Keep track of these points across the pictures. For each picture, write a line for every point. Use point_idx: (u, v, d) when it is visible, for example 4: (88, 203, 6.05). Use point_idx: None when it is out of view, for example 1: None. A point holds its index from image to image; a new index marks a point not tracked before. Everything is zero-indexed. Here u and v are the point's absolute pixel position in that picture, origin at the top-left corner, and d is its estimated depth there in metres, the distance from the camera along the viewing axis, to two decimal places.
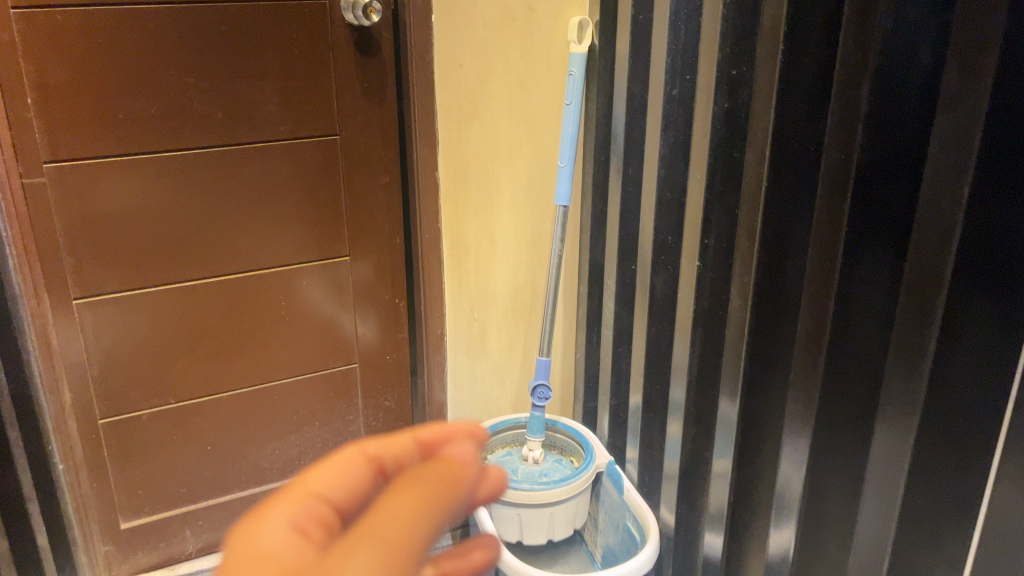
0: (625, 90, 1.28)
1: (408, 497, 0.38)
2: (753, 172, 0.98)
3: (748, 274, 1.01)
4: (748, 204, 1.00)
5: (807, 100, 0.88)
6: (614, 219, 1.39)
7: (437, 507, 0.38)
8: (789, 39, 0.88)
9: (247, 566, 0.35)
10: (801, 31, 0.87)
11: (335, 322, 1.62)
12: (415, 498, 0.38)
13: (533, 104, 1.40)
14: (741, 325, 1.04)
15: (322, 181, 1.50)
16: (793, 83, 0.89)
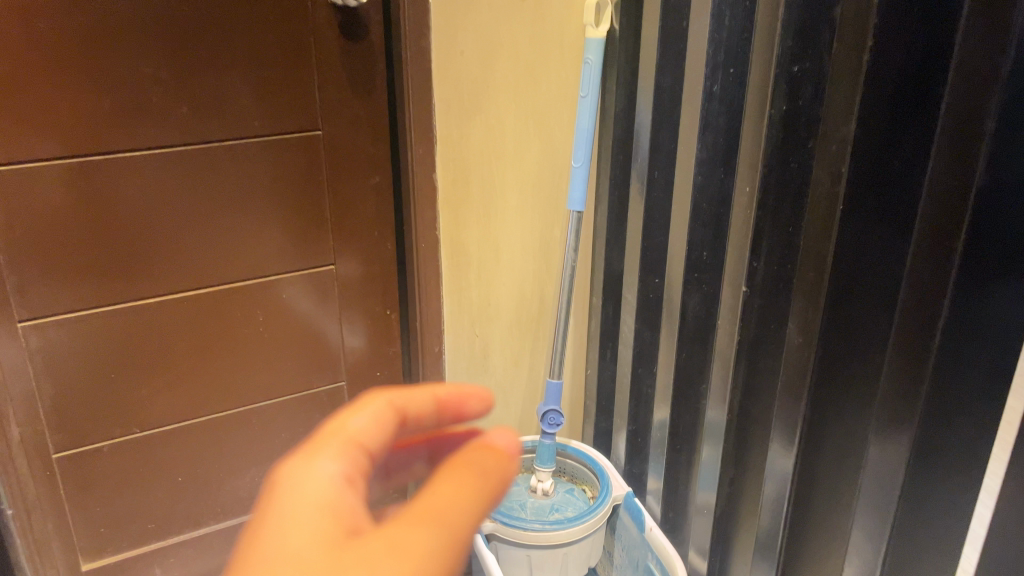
0: (652, 83, 1.12)
1: (461, 482, 0.51)
2: (822, 190, 0.83)
3: (812, 309, 0.87)
4: (813, 228, 0.85)
5: (897, 117, 0.75)
6: (636, 227, 1.24)
7: (483, 495, 0.51)
8: (878, 44, 0.74)
9: (313, 500, 0.48)
10: (893, 33, 0.73)
11: (319, 337, 1.46)
12: (465, 487, 0.51)
13: (543, 97, 1.24)
14: (800, 366, 0.90)
15: (304, 182, 1.33)
16: (879, 96, 0.75)
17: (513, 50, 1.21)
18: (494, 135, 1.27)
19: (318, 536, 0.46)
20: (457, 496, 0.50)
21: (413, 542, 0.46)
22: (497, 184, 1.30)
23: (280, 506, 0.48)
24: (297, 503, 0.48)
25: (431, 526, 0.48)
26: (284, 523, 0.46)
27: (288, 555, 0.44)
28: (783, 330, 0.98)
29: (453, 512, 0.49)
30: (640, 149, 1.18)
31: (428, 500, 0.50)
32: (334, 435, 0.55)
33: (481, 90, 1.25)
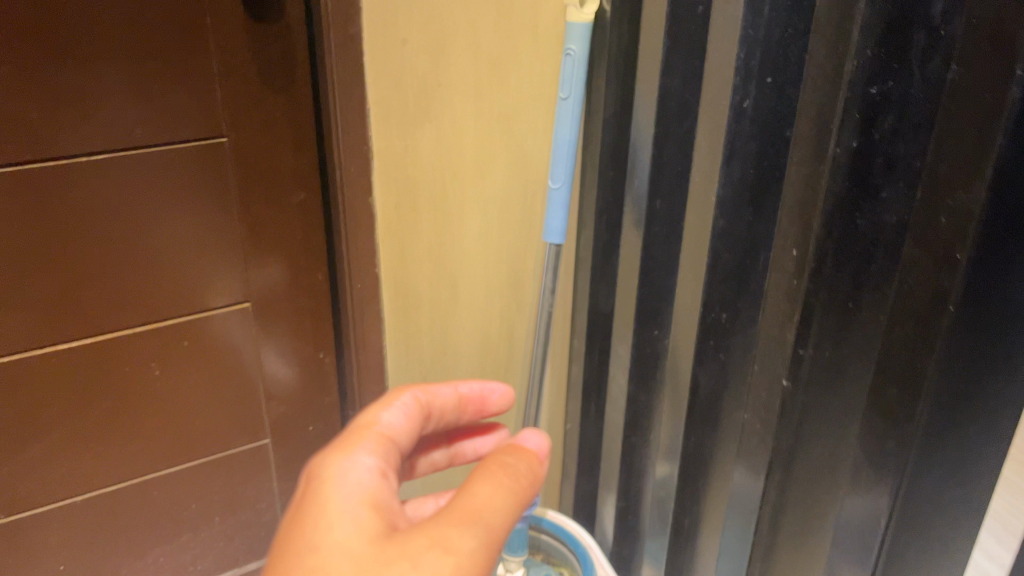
0: (655, 86, 0.85)
1: (493, 481, 0.57)
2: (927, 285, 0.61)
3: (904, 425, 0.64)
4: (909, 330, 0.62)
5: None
6: (628, 265, 0.98)
7: (509, 500, 0.57)
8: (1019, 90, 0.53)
9: (359, 476, 0.56)
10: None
11: (237, 389, 1.19)
12: (496, 486, 0.57)
13: (512, 98, 0.96)
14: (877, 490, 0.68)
15: (207, 202, 1.05)
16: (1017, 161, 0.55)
17: (473, 34, 0.92)
18: (446, 145, 0.98)
19: (365, 535, 0.52)
20: (489, 499, 0.55)
21: (451, 547, 0.51)
22: (453, 205, 1.01)
23: (328, 499, 0.54)
24: (341, 491, 0.55)
25: (469, 527, 0.53)
26: (332, 516, 0.53)
27: (341, 550, 0.51)
28: (834, 436, 0.73)
29: (487, 511, 0.55)
30: (636, 169, 0.92)
31: (466, 503, 0.55)
32: (369, 429, 0.61)
33: (428, 87, 0.94)
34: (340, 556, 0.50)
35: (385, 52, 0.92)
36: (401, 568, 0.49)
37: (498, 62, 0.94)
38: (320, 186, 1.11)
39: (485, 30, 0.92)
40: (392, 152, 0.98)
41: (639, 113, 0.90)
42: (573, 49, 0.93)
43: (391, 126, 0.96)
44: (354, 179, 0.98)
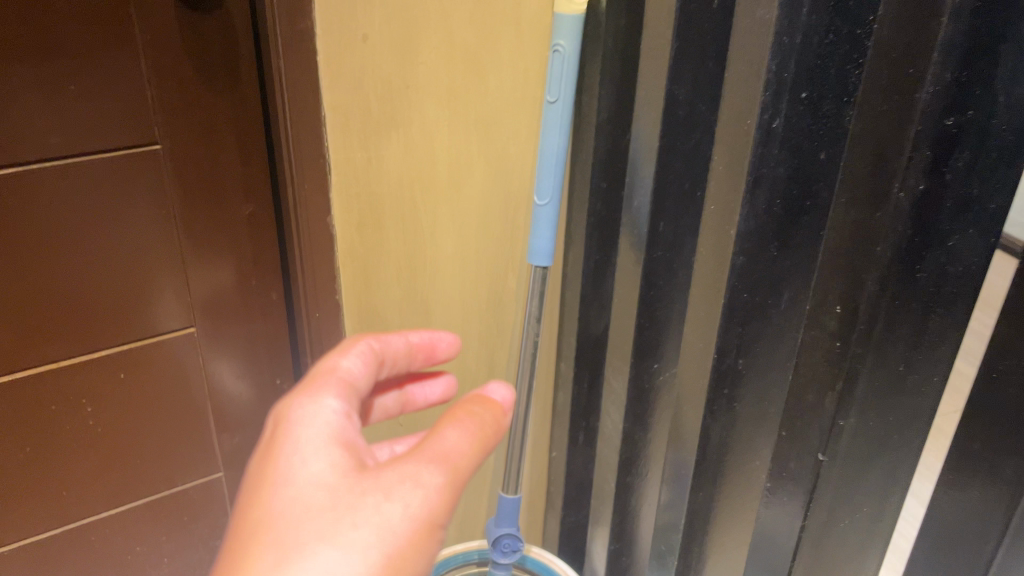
0: (659, 94, 0.73)
1: (464, 422, 0.53)
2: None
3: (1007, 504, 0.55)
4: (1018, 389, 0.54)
5: None
6: (624, 291, 0.86)
7: (480, 441, 0.53)
8: None
9: (325, 415, 0.50)
10: None
11: (182, 422, 1.05)
12: (468, 428, 0.53)
13: (493, 101, 0.83)
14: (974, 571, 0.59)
15: (138, 218, 0.91)
16: None
17: (446, 29, 0.78)
18: (416, 155, 0.85)
19: (336, 472, 0.47)
20: (461, 437, 0.52)
21: (426, 482, 0.48)
22: (426, 221, 0.89)
23: (292, 438, 0.48)
24: (304, 429, 0.49)
25: (443, 464, 0.49)
26: (298, 456, 0.47)
27: (312, 489, 0.46)
28: (872, 502, 0.65)
29: (459, 451, 0.51)
30: (635, 185, 0.80)
31: (438, 442, 0.51)
32: (325, 374, 0.54)
33: (393, 90, 0.81)
34: (308, 495, 0.45)
35: (340, 51, 0.78)
36: (377, 503, 0.46)
37: (477, 60, 0.81)
38: (271, 196, 0.97)
39: (462, 24, 0.78)
40: (351, 164, 0.85)
41: (638, 122, 0.78)
42: (563, 45, 0.80)
43: (349, 135, 0.83)
44: (306, 196, 0.86)
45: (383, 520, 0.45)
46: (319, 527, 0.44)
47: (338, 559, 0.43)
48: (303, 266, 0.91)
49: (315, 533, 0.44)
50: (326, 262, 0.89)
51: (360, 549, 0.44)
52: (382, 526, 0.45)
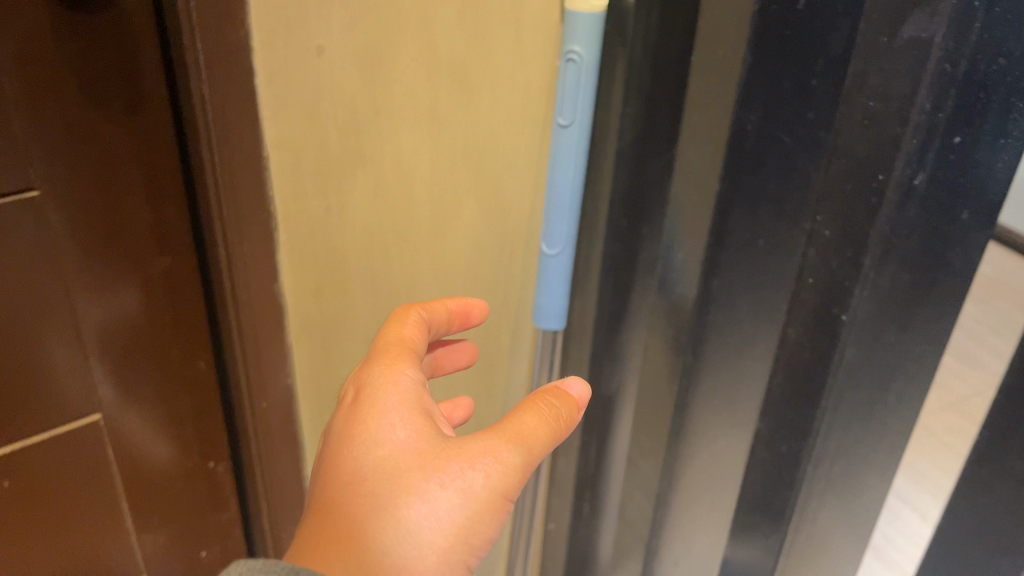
0: (722, 123, 0.56)
1: (541, 412, 0.54)
2: None
3: None
4: None
5: None
6: (659, 353, 0.70)
7: (554, 429, 0.53)
8: None
9: (404, 387, 0.55)
10: None
11: (86, 525, 0.84)
12: (546, 417, 0.54)
13: (485, 125, 0.64)
14: None
15: (18, 286, 0.68)
16: None
17: (428, 37, 0.59)
18: (387, 199, 0.65)
19: (421, 440, 0.51)
20: (539, 423, 0.53)
21: (505, 458, 0.50)
22: (397, 278, 0.70)
23: (382, 406, 0.53)
24: (391, 401, 0.53)
25: (519, 442, 0.51)
26: (390, 415, 0.52)
27: (403, 449, 0.50)
28: None
29: (535, 433, 0.52)
30: (679, 232, 0.63)
31: (514, 422, 0.52)
32: (399, 348, 0.58)
33: (357, 120, 0.60)
34: (400, 455, 0.50)
35: (286, 69, 0.57)
36: (460, 468, 0.49)
37: (466, 76, 0.62)
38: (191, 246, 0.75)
39: (448, 30, 0.59)
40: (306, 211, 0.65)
41: (686, 153, 0.61)
42: (580, 53, 0.61)
43: (303, 177, 0.62)
44: (249, 257, 0.65)
45: (464, 484, 0.49)
46: (410, 481, 0.48)
47: (429, 506, 0.48)
48: (242, 349, 0.69)
49: (408, 488, 0.48)
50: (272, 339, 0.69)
51: (446, 503, 0.48)
52: (465, 490, 0.48)
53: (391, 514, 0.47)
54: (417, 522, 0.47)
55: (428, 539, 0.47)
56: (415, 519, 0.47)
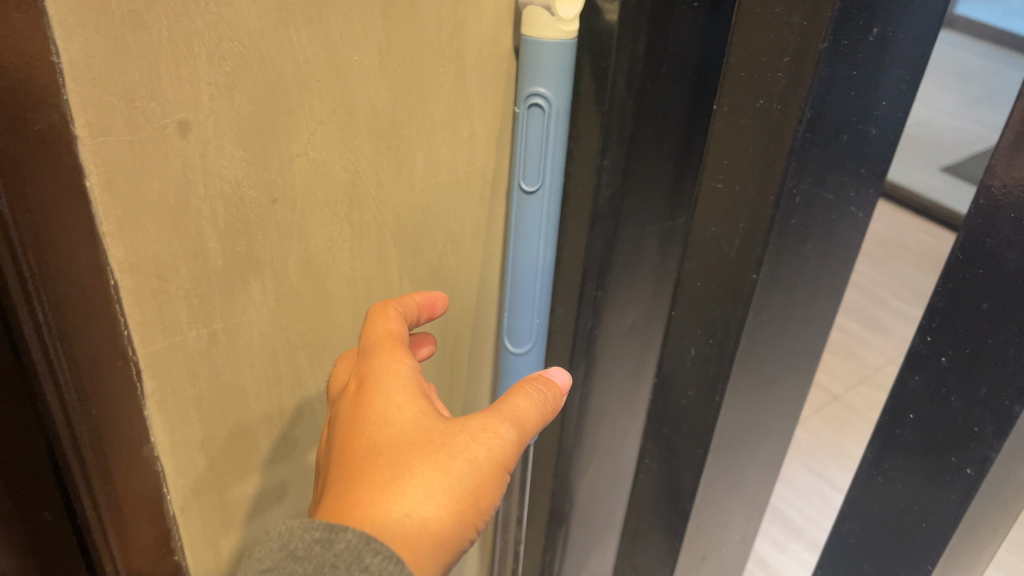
0: (764, 196, 0.41)
1: (544, 389, 0.43)
2: None
3: None
4: None
5: None
6: (653, 463, 0.55)
7: (554, 406, 0.43)
8: None
9: (406, 356, 0.42)
10: None
11: None
12: (550, 395, 0.43)
13: (419, 197, 0.49)
14: None
15: None
16: None
17: (342, 93, 0.42)
18: (296, 309, 0.47)
19: (425, 413, 0.40)
20: (538, 401, 0.42)
21: (510, 434, 0.39)
22: (314, 399, 0.53)
23: (381, 376, 0.41)
24: (392, 371, 0.41)
25: (522, 422, 0.40)
26: (391, 384, 0.40)
27: (406, 417, 0.39)
28: None
29: (536, 416, 0.41)
30: (691, 326, 0.48)
31: (509, 399, 0.41)
32: (384, 310, 0.45)
33: (248, 215, 0.42)
34: (403, 423, 0.39)
35: (131, 162, 0.37)
36: (469, 439, 0.38)
37: (394, 137, 0.45)
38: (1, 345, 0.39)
39: (369, 81, 0.42)
40: (186, 352, 0.44)
41: (703, 229, 0.45)
42: (547, 98, 0.46)
43: (176, 307, 0.42)
44: (104, 429, 0.42)
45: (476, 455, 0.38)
46: (419, 452, 0.38)
47: (442, 480, 0.37)
48: (121, 562, 0.46)
49: (416, 457, 0.37)
50: (146, 529, 0.47)
51: (460, 478, 0.37)
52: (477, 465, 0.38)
53: (401, 487, 0.36)
54: (432, 498, 0.37)
55: (445, 516, 0.37)
56: (429, 492, 0.37)
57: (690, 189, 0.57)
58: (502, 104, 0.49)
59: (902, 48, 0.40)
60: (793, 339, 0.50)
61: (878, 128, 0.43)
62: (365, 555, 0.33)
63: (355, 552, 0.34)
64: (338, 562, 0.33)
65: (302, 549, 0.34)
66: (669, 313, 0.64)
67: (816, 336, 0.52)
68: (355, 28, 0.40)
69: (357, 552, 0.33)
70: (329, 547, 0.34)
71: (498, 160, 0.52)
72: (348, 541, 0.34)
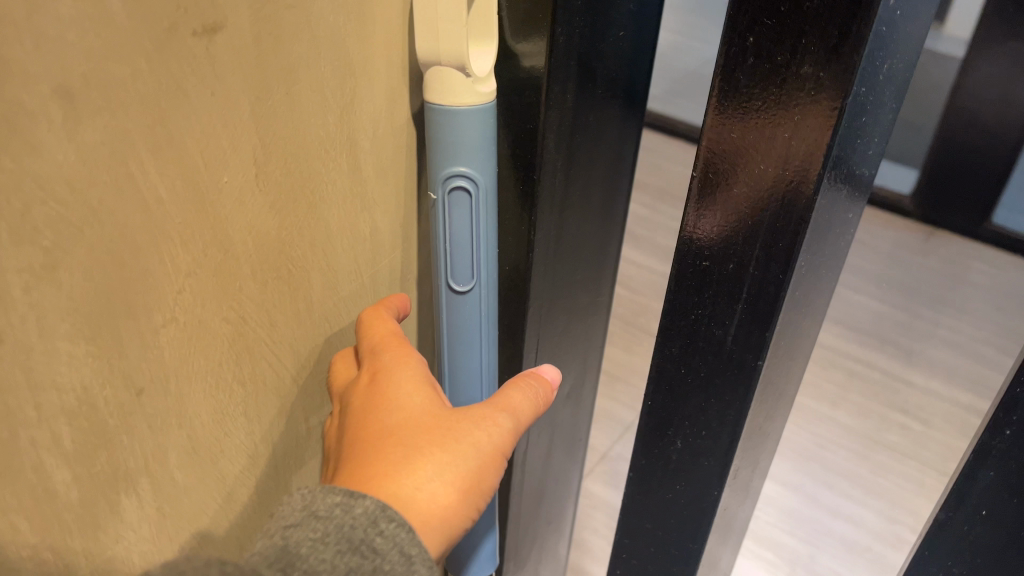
0: (766, 272, 0.34)
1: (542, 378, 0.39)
2: None
3: None
4: None
5: None
6: (634, 557, 0.48)
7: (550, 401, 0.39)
8: None
9: (403, 343, 0.37)
10: None
11: None
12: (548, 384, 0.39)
13: (320, 323, 0.38)
14: None
15: None
16: None
17: (211, 229, 0.30)
18: (186, 504, 0.35)
19: (431, 399, 0.35)
20: (538, 397, 0.38)
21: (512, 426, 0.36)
22: None
23: (382, 363, 0.36)
24: (395, 358, 0.36)
25: (523, 416, 0.37)
26: (399, 368, 0.36)
27: (416, 400, 0.35)
28: None
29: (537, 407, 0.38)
30: (675, 416, 0.41)
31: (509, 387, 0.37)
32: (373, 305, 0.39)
33: (107, 423, 0.29)
34: (413, 405, 0.35)
35: None
36: (474, 427, 0.35)
37: (283, 260, 0.34)
38: None
39: (244, 203, 0.31)
40: None
41: (686, 311, 0.37)
42: (472, 178, 0.36)
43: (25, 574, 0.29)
44: None
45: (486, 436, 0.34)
46: (430, 433, 0.34)
47: (449, 463, 0.33)
48: None
49: (427, 439, 0.34)
50: None
51: (470, 459, 0.34)
52: (488, 450, 0.34)
53: (413, 465, 0.33)
54: (445, 478, 0.33)
55: (455, 498, 0.33)
56: (440, 472, 0.33)
57: (616, 231, 0.49)
58: (404, 186, 0.39)
59: (899, 76, 0.33)
60: (778, 401, 0.44)
61: (868, 167, 0.36)
62: (382, 521, 0.30)
63: (373, 518, 0.30)
64: (355, 527, 0.29)
65: (320, 511, 0.30)
66: (598, 367, 0.57)
67: (794, 387, 0.46)
68: (219, 140, 0.28)
69: (375, 518, 0.30)
70: (347, 511, 0.30)
71: (405, 252, 0.41)
72: (366, 507, 0.30)
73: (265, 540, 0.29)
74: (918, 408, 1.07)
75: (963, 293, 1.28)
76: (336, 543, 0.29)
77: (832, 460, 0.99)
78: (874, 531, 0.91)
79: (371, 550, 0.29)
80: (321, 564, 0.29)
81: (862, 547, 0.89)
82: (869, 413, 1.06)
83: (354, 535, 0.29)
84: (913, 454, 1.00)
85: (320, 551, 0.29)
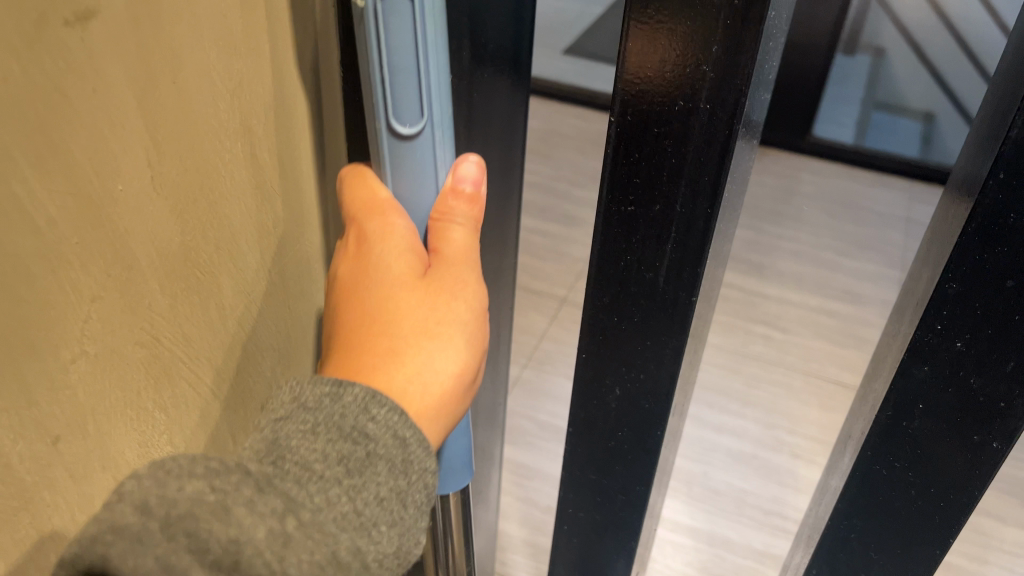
0: (702, 209, 0.34)
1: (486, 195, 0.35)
2: None
3: None
4: None
5: None
6: (581, 511, 0.49)
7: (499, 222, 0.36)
8: None
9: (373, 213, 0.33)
10: None
11: None
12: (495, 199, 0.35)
13: (236, 330, 0.34)
14: None
15: None
16: None
17: (113, 244, 0.26)
18: None
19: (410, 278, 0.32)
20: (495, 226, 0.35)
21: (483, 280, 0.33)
22: None
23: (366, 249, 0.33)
24: (375, 239, 0.33)
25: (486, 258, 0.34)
26: (378, 253, 0.33)
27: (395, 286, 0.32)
28: None
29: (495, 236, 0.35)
30: (612, 364, 0.41)
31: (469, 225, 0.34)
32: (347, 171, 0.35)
33: (24, 481, 0.26)
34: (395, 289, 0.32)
35: None
36: (453, 302, 0.32)
37: (190, 268, 0.30)
38: None
39: (144, 212, 0.27)
40: None
41: (614, 258, 0.37)
42: None
43: None
44: None
45: (469, 306, 0.32)
46: (416, 324, 0.31)
47: (445, 351, 0.32)
48: None
49: (415, 329, 0.31)
50: None
51: (462, 338, 0.32)
52: (470, 312, 0.33)
53: (414, 369, 0.31)
54: (447, 366, 0.31)
55: (456, 383, 0.32)
56: (441, 364, 0.31)
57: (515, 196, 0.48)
58: (302, 171, 0.36)
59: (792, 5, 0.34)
60: (700, 335, 0.44)
61: (765, 98, 0.37)
62: (373, 407, 0.29)
63: (363, 405, 0.29)
64: (346, 415, 0.29)
65: (309, 402, 0.29)
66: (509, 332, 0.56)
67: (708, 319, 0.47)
68: (105, 142, 0.25)
69: (366, 404, 0.29)
70: (336, 400, 0.29)
71: (311, 242, 0.38)
72: (356, 395, 0.29)
73: (256, 435, 0.29)
74: (776, 317, 1.13)
75: (800, 203, 1.36)
76: (326, 432, 0.29)
77: (721, 382, 1.03)
78: (754, 438, 0.95)
79: (363, 435, 0.29)
80: (312, 453, 0.28)
81: (748, 454, 0.93)
82: (734, 327, 1.11)
83: (345, 423, 0.29)
84: (779, 361, 1.06)
85: (311, 443, 0.29)
